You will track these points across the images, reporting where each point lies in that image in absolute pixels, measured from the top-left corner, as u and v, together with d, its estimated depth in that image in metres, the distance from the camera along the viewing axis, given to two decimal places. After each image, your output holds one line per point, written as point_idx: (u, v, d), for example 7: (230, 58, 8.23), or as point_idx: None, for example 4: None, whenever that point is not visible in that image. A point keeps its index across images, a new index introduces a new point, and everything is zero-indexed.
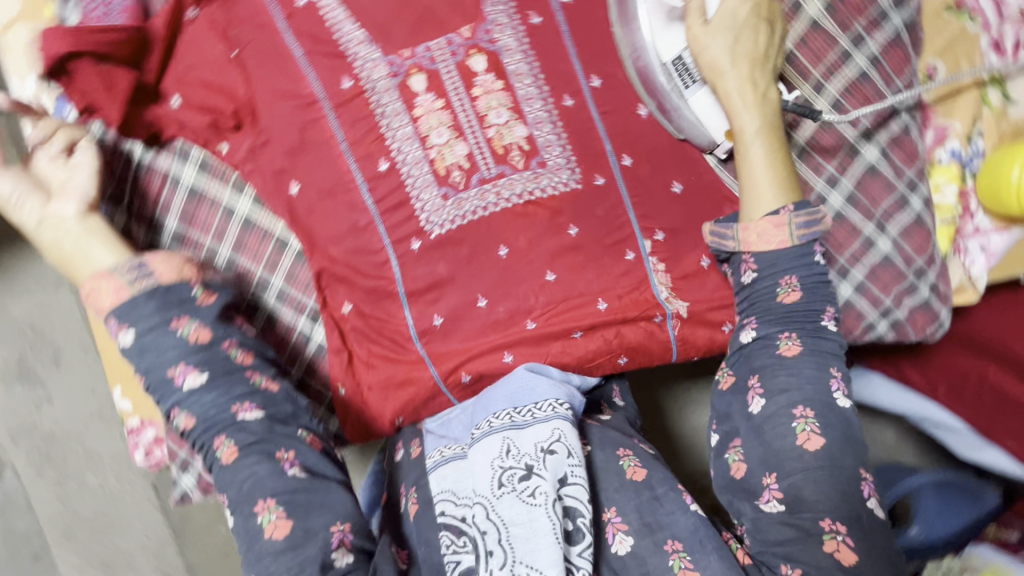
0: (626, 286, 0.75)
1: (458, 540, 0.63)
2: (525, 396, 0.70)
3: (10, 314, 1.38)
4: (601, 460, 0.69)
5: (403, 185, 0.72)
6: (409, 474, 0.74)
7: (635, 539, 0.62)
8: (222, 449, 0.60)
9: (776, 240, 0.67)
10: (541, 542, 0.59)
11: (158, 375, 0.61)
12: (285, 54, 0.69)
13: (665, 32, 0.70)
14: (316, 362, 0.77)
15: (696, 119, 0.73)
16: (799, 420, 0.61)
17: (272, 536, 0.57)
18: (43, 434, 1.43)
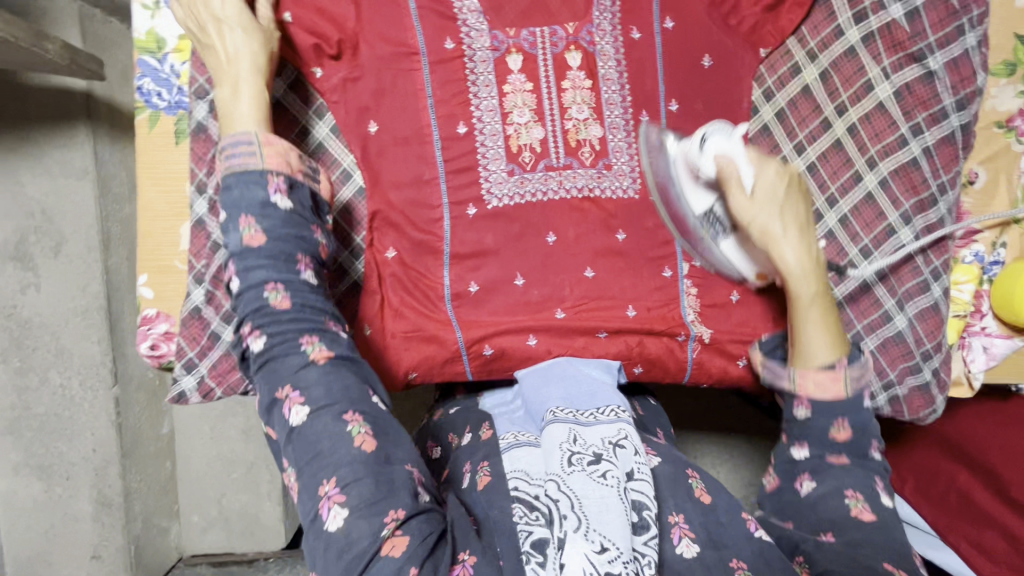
0: (658, 300, 0.78)
1: (531, 513, 0.56)
2: (586, 400, 0.67)
3: (25, 192, 1.34)
4: (670, 471, 0.67)
5: (475, 152, 0.75)
6: (472, 451, 0.70)
7: (702, 548, 0.59)
8: (314, 348, 0.57)
9: (833, 395, 0.61)
10: (613, 518, 0.53)
11: (285, 247, 0.59)
12: (400, 3, 0.72)
13: (698, 190, 0.69)
14: (347, 300, 0.77)
15: (731, 256, 0.72)
16: (851, 497, 0.60)
17: (361, 447, 0.53)
18: (19, 320, 1.38)
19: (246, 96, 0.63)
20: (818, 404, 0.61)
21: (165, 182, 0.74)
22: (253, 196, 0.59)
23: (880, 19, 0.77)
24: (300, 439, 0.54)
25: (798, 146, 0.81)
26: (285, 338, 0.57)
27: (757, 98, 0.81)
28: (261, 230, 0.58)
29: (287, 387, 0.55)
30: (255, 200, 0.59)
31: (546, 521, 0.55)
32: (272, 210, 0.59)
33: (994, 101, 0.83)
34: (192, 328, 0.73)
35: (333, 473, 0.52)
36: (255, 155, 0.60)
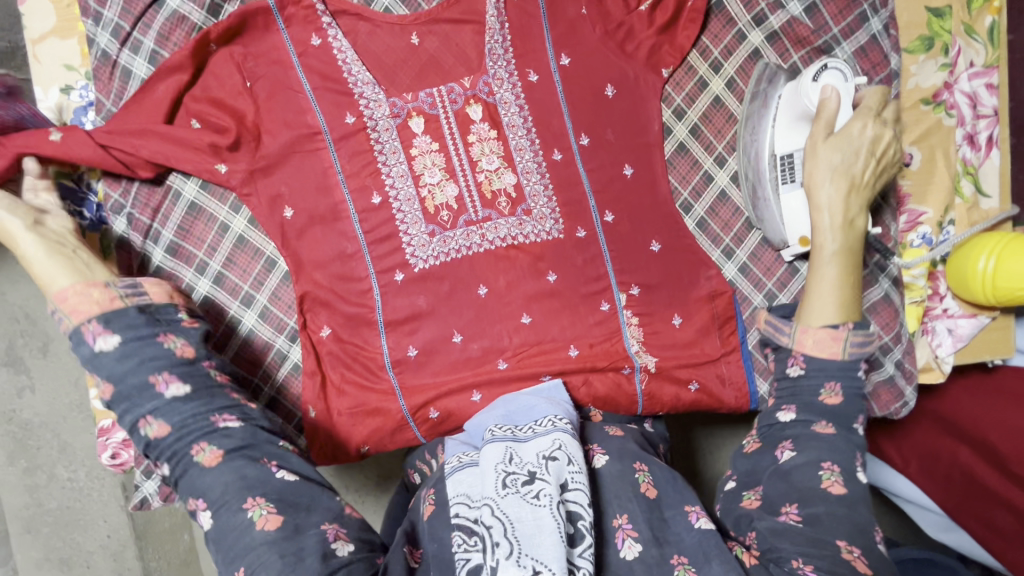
0: (600, 335, 0.77)
1: (469, 539, 0.54)
2: (524, 415, 0.68)
3: (6, 299, 1.39)
4: (617, 469, 0.63)
5: (393, 219, 0.75)
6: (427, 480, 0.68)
7: (645, 547, 0.57)
8: (207, 451, 0.56)
9: (827, 352, 0.65)
10: (545, 540, 0.52)
11: (137, 380, 0.59)
12: (295, 88, 0.73)
13: (792, 124, 0.72)
14: (289, 381, 0.79)
15: (779, 214, 0.75)
16: (827, 470, 0.60)
17: (263, 528, 0.52)
18: (20, 422, 1.43)
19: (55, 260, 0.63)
20: (811, 361, 0.65)
21: None
22: (81, 354, 0.59)
23: (779, 19, 0.77)
24: (216, 546, 0.53)
25: (719, 158, 0.79)
26: (179, 461, 0.57)
27: (667, 117, 0.79)
28: (106, 380, 0.59)
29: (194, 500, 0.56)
30: (89, 351, 0.59)
31: (481, 548, 0.53)
32: (98, 359, 0.58)
33: (917, 78, 0.80)
34: None
35: (243, 563, 0.51)
36: (67, 312, 0.60)
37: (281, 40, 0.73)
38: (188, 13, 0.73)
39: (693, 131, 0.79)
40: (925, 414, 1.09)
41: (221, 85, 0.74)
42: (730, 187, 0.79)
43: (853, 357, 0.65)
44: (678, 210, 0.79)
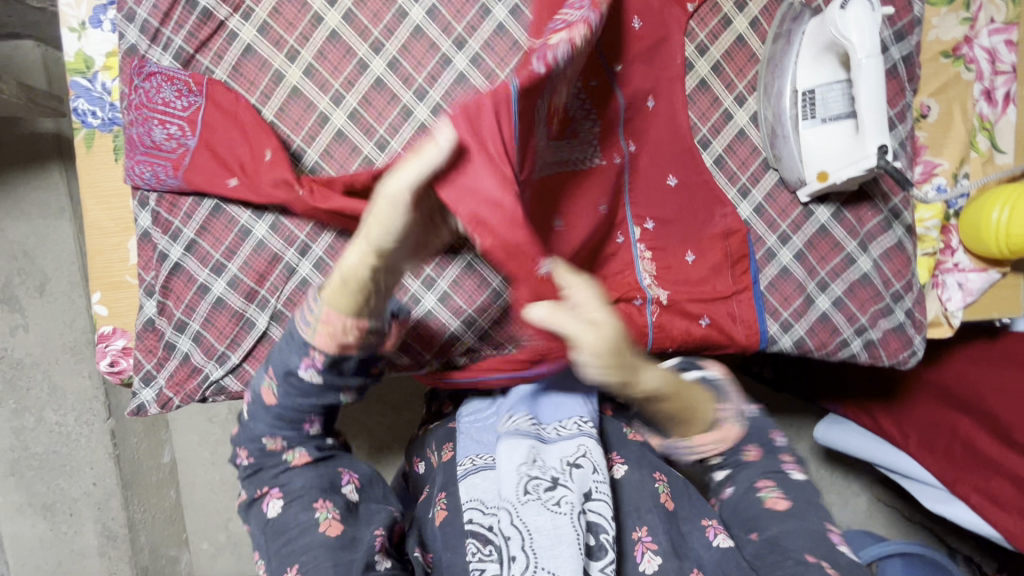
0: (613, 267, 0.76)
1: (484, 549, 0.59)
2: (550, 413, 0.71)
3: (5, 236, 1.37)
4: (637, 478, 0.69)
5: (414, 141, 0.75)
6: (438, 478, 0.72)
7: (664, 560, 0.62)
8: (290, 454, 0.57)
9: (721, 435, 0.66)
10: (563, 551, 0.56)
11: (298, 411, 0.55)
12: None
13: (814, 62, 0.73)
14: (296, 295, 0.74)
15: (798, 152, 0.75)
16: (766, 489, 0.65)
17: (324, 532, 0.55)
18: (10, 361, 1.40)
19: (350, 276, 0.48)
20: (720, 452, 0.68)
21: (108, 199, 0.76)
22: (286, 360, 0.53)
23: None
24: (276, 533, 0.56)
25: (739, 97, 0.79)
26: (264, 459, 0.57)
27: (690, 54, 0.78)
28: (275, 391, 0.54)
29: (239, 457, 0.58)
30: (282, 368, 0.53)
31: (497, 559, 0.58)
32: (296, 382, 0.53)
33: (937, 31, 0.81)
34: (147, 341, 0.74)
35: (297, 560, 0.54)
36: (308, 327, 0.51)
37: None
38: None
39: (714, 68, 0.79)
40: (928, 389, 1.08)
41: None
42: (749, 127, 0.79)
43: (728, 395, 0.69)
44: (696, 145, 0.79)
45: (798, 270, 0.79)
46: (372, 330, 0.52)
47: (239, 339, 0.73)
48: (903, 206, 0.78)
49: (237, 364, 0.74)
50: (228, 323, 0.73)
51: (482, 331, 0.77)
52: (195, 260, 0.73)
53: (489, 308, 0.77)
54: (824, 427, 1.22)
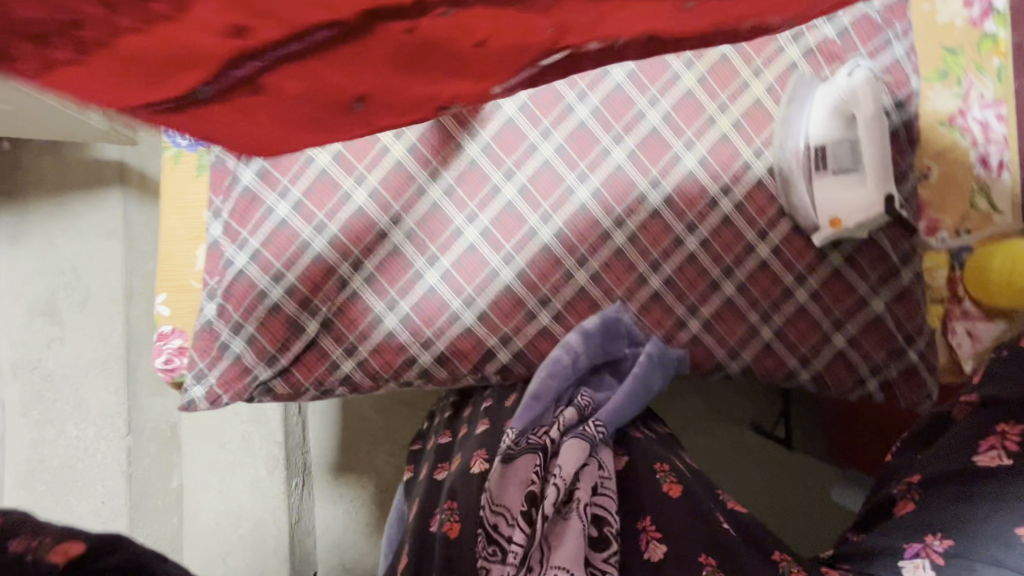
0: (640, 298, 0.84)
1: (490, 549, 0.68)
2: (583, 416, 0.79)
3: (58, 251, 1.44)
4: (641, 469, 0.78)
5: (477, 194, 0.83)
6: (451, 483, 0.79)
7: (669, 547, 0.67)
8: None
9: None
10: (571, 547, 0.64)
11: None
12: None
13: (824, 117, 0.80)
14: (347, 305, 0.80)
15: (811, 202, 0.81)
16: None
17: None
18: (42, 372, 1.42)
19: None
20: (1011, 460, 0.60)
21: (185, 210, 0.84)
22: None
23: (815, 37, 0.86)
24: None
25: (757, 150, 0.85)
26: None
27: (711, 110, 0.86)
28: None
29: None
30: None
31: (501, 558, 0.67)
32: None
33: (933, 103, 0.88)
34: (204, 341, 0.79)
35: None
36: None
37: None
38: None
39: (734, 124, 0.85)
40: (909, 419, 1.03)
41: None
42: (766, 176, 0.84)
43: None
44: (716, 191, 0.84)
45: (815, 309, 0.84)
46: None
47: (290, 344, 0.79)
48: (913, 251, 0.84)
49: (285, 368, 0.79)
50: (281, 327, 0.79)
51: (517, 348, 0.83)
52: (258, 268, 0.79)
53: (524, 327, 0.83)
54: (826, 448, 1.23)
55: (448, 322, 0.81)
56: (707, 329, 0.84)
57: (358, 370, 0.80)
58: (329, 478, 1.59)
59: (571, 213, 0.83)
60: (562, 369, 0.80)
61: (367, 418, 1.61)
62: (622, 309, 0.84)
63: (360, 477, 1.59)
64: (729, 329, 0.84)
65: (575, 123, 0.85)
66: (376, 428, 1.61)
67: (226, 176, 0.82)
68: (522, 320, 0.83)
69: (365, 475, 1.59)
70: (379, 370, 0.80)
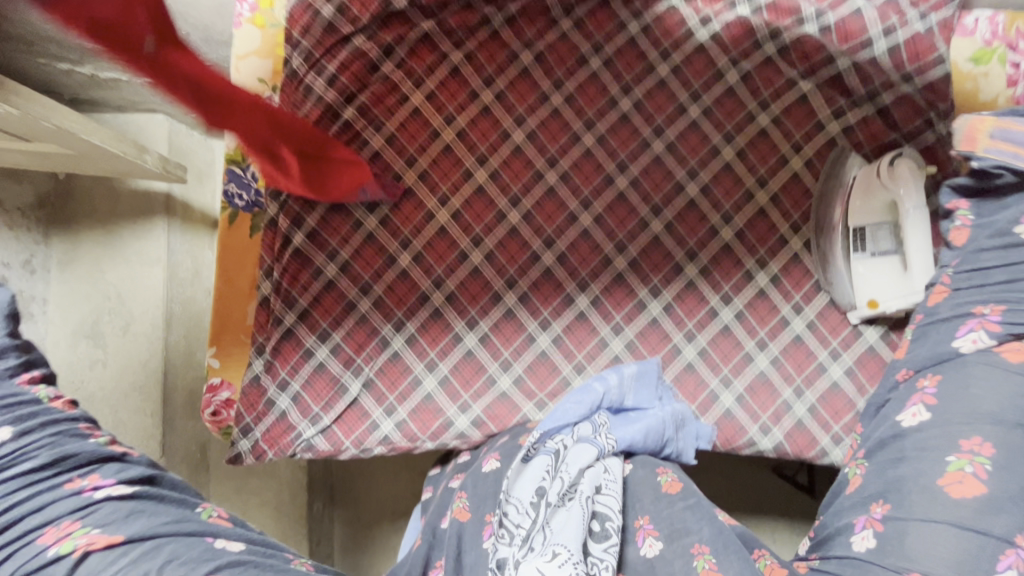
0: (675, 367, 0.85)
1: (499, 534, 0.63)
2: (592, 429, 0.75)
3: (103, 276, 1.40)
4: (642, 474, 0.74)
5: (402, 387, 0.83)
6: (465, 482, 0.77)
7: (664, 545, 0.64)
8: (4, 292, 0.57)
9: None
10: (569, 529, 0.60)
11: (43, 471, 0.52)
12: (435, 121, 0.85)
13: (866, 196, 0.80)
14: (388, 365, 0.83)
15: (848, 279, 0.83)
16: (961, 457, 0.57)
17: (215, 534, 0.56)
18: (81, 394, 1.37)
19: None
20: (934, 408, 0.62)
21: (232, 271, 0.86)
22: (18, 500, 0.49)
23: (858, 113, 0.85)
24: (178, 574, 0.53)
25: (794, 225, 0.87)
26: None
27: (751, 184, 0.87)
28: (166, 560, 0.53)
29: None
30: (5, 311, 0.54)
31: (507, 541, 0.62)
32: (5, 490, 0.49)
33: None
34: (250, 396, 0.82)
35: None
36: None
37: (444, 76, 0.84)
38: (368, 50, 0.80)
39: (773, 199, 0.87)
40: None
41: (377, 102, 0.84)
42: (803, 251, 0.86)
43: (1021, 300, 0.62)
44: (752, 265, 0.86)
45: (847, 386, 0.84)
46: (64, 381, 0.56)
47: (334, 403, 0.82)
48: None
49: (327, 426, 0.82)
50: (325, 386, 0.82)
51: None
52: (306, 327, 0.83)
53: (560, 393, 0.84)
54: None
55: (484, 384, 0.84)
56: (740, 403, 0.84)
57: (396, 431, 0.82)
58: (347, 505, 1.63)
59: (607, 282, 0.86)
60: (592, 395, 0.79)
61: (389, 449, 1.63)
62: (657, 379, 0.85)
63: (378, 504, 1.62)
64: (763, 404, 0.84)
65: (509, 302, 0.85)
66: (397, 457, 1.63)
67: (277, 239, 0.82)
68: (556, 386, 0.85)
69: (383, 502, 1.62)
70: (416, 431, 0.82)
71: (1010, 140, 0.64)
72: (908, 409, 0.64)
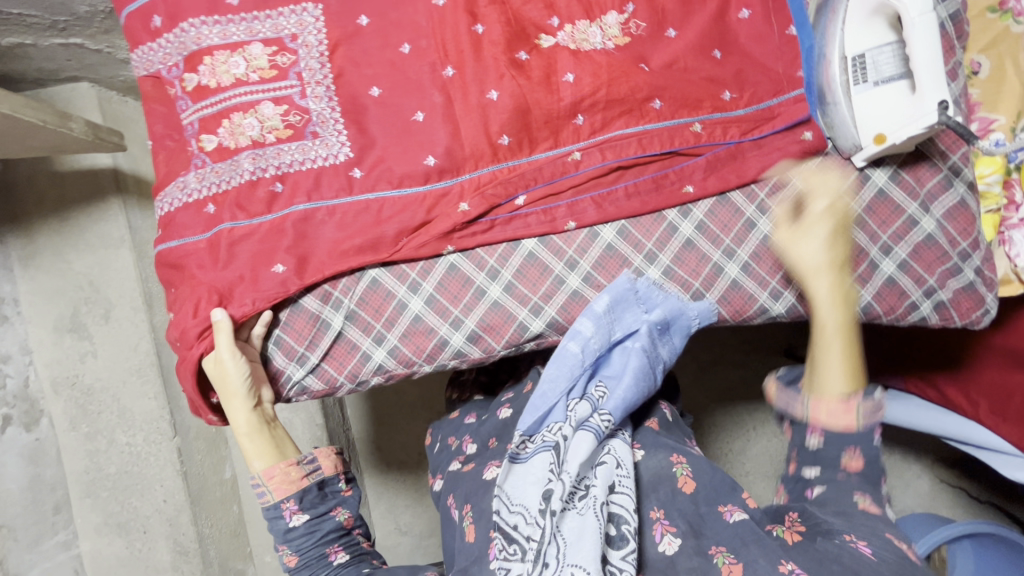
0: (676, 248, 0.79)
1: (509, 548, 0.62)
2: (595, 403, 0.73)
3: (71, 267, 1.41)
4: (657, 465, 0.72)
5: (382, 327, 0.78)
6: (463, 486, 0.76)
7: (682, 540, 0.64)
8: (344, 482, 0.81)
9: (842, 423, 0.63)
10: (585, 543, 0.59)
11: (314, 551, 0.75)
12: (360, 31, 0.77)
13: (863, 23, 0.72)
14: (366, 295, 0.77)
15: (850, 118, 0.74)
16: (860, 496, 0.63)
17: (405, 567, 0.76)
18: (82, 387, 1.44)
19: (253, 437, 0.76)
20: (828, 431, 0.64)
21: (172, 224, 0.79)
22: (277, 526, 0.75)
23: None
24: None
25: None
26: (313, 549, 0.75)
27: None
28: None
29: (289, 501, 0.75)
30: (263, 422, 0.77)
31: (521, 558, 0.60)
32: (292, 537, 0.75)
33: None
34: None
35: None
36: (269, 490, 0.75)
37: None
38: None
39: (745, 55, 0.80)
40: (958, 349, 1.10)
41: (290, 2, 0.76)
42: (793, 101, 0.78)
43: (869, 426, 0.63)
44: (741, 122, 0.78)
45: (859, 236, 0.78)
46: (303, 461, 0.77)
47: (318, 339, 0.77)
48: (959, 164, 0.78)
49: (316, 364, 0.78)
50: (306, 325, 0.77)
51: (550, 318, 0.79)
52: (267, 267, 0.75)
53: (554, 293, 0.78)
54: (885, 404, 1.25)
55: (474, 298, 0.78)
56: (746, 272, 0.79)
57: (390, 358, 0.78)
58: (373, 455, 1.62)
59: (590, 169, 0.77)
60: (569, 360, 0.76)
61: (403, 390, 1.62)
62: (654, 262, 0.78)
63: (402, 449, 1.62)
64: (771, 267, 0.79)
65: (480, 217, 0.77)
66: (413, 399, 1.63)
67: (217, 179, 0.76)
68: (550, 287, 0.78)
69: (408, 446, 1.62)
70: (410, 356, 0.78)
71: (783, 395, 0.68)
72: (810, 431, 0.65)
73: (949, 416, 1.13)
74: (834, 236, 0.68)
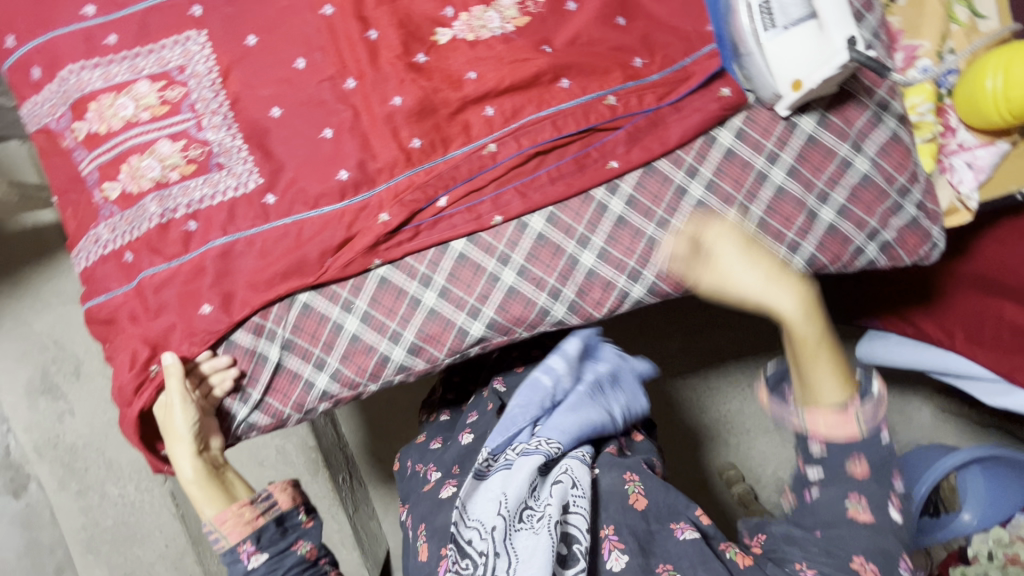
0: (609, 227, 0.76)
1: (461, 562, 0.63)
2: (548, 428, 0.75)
3: (33, 328, 1.39)
4: (611, 482, 0.72)
5: (321, 358, 0.76)
6: (424, 507, 0.79)
7: (630, 558, 0.65)
8: (304, 514, 0.75)
9: (845, 431, 0.63)
10: (534, 562, 0.60)
11: None
12: (247, 51, 0.74)
13: None
14: (299, 324, 0.75)
15: (766, 66, 0.70)
16: (852, 503, 0.62)
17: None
18: (64, 446, 1.42)
19: (198, 485, 0.74)
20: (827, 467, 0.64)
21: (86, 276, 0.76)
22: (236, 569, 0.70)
23: None
24: None
25: None
26: None
27: None
28: None
29: (245, 543, 0.70)
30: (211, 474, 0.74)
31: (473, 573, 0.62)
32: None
33: None
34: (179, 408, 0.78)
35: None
36: (223, 535, 0.70)
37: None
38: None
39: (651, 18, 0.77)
40: (927, 284, 1.08)
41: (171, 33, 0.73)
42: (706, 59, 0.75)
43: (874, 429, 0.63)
44: (657, 88, 0.75)
45: (794, 189, 0.76)
46: (258, 499, 0.73)
47: (256, 375, 0.76)
48: (885, 98, 0.75)
49: (259, 400, 0.77)
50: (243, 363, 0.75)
51: (489, 319, 0.77)
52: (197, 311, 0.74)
53: (490, 293, 0.76)
54: (867, 344, 1.19)
55: (410, 309, 0.76)
56: None
57: (333, 383, 0.76)
58: (375, 468, 1.59)
59: (509, 159, 0.75)
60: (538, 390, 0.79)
61: (393, 398, 1.59)
62: (587, 246, 0.76)
63: None
64: None
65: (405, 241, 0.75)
66: (405, 405, 1.59)
67: (124, 225, 0.74)
68: (485, 287, 0.76)
69: None
70: (354, 377, 0.76)
71: (778, 411, 0.69)
72: (811, 440, 0.65)
73: (925, 348, 1.08)
74: (750, 256, 0.69)
